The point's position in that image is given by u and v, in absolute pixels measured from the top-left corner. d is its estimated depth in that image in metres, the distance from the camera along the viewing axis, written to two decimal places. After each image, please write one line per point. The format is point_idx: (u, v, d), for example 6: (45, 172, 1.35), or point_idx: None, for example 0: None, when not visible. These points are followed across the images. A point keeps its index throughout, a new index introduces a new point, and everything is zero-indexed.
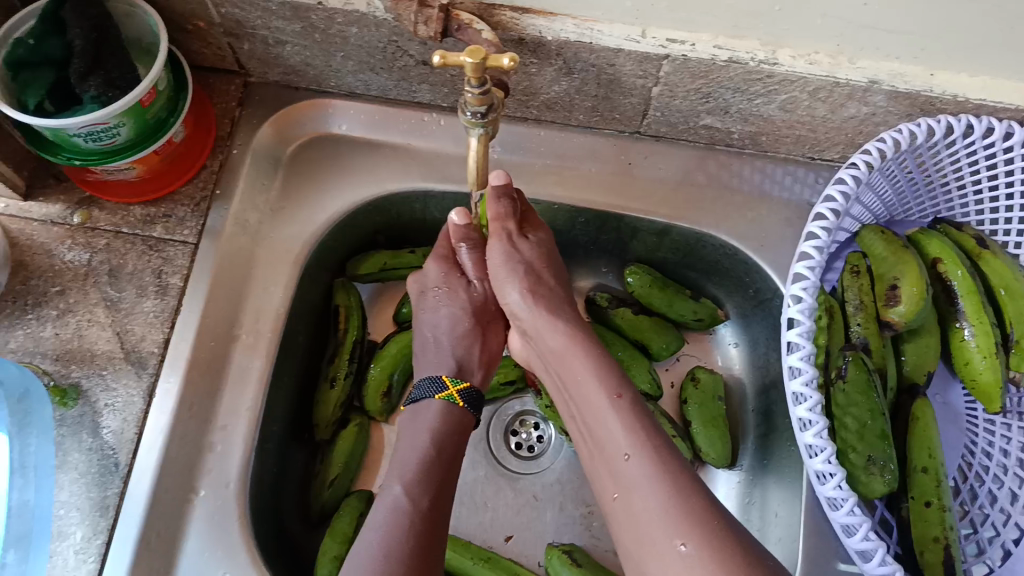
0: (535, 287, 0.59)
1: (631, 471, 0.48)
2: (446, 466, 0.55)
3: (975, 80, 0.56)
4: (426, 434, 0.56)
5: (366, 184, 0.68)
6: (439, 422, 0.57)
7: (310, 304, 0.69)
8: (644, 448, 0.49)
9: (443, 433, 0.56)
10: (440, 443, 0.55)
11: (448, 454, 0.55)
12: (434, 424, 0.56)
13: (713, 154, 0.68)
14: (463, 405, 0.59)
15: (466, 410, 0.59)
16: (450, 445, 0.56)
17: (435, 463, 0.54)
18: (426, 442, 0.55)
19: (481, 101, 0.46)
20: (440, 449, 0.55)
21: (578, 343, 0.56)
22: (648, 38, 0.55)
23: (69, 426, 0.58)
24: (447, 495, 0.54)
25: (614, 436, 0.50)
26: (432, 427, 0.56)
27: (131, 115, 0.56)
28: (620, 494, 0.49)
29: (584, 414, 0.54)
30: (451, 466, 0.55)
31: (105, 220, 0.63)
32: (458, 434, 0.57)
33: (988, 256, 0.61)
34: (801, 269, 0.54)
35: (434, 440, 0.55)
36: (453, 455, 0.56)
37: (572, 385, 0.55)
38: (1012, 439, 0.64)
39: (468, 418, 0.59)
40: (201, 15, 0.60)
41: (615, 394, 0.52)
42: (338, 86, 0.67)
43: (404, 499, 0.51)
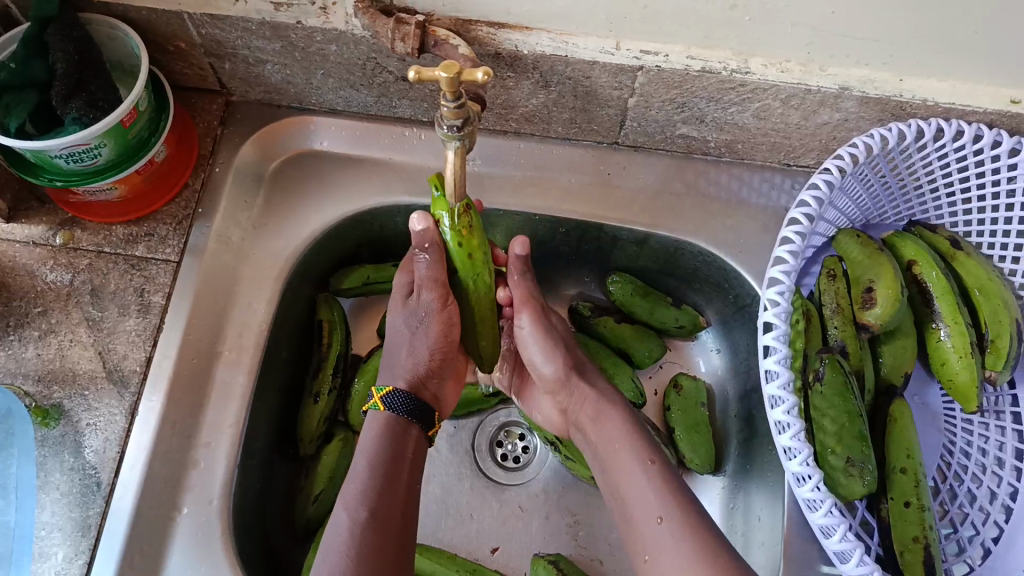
0: (563, 357, 0.63)
1: (662, 540, 0.50)
2: (395, 477, 0.54)
3: (945, 84, 0.58)
4: (362, 452, 0.55)
5: (347, 199, 0.68)
6: (376, 434, 0.56)
7: (293, 319, 0.69)
8: (675, 512, 0.51)
9: (382, 446, 0.55)
10: (376, 455, 0.54)
11: (391, 464, 0.54)
12: (370, 436, 0.56)
13: (690, 163, 0.69)
14: (386, 411, 0.57)
15: (393, 416, 0.57)
16: (388, 458, 0.54)
17: (375, 477, 0.53)
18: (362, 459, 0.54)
19: (457, 115, 0.47)
20: (379, 461, 0.54)
21: (613, 410, 0.60)
22: (622, 50, 0.56)
23: (50, 447, 0.58)
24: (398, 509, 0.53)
25: (646, 503, 0.52)
26: (368, 442, 0.55)
27: (112, 135, 0.56)
28: (650, 557, 0.50)
29: (615, 481, 0.57)
30: (398, 476, 0.54)
31: (87, 240, 0.64)
32: (395, 444, 0.55)
33: (963, 257, 0.63)
34: (776, 274, 0.55)
35: (370, 455, 0.54)
36: (400, 464, 0.55)
37: (605, 452, 0.58)
38: (990, 438, 0.64)
39: (402, 422, 0.57)
40: (181, 36, 0.61)
41: (648, 461, 0.55)
42: (320, 103, 0.68)
43: (343, 519, 0.51)
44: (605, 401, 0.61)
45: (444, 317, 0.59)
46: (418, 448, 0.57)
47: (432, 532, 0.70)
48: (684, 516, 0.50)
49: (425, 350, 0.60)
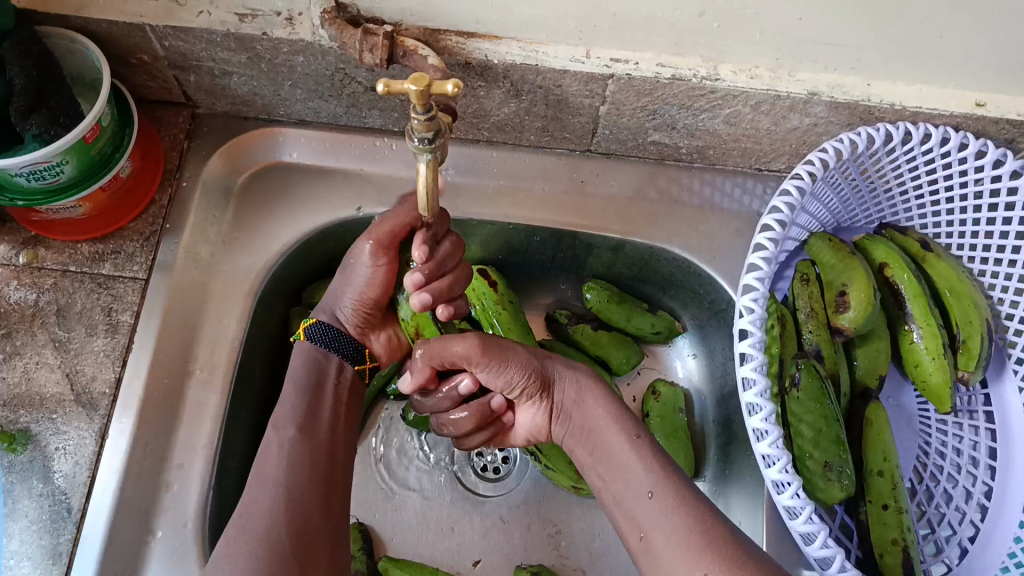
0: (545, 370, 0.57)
1: (650, 512, 0.48)
2: (319, 399, 0.57)
3: (911, 88, 0.58)
4: (287, 378, 0.58)
5: (318, 211, 0.67)
6: (300, 362, 0.59)
7: (266, 334, 0.68)
8: (665, 484, 0.49)
9: (311, 364, 0.59)
10: (304, 375, 0.58)
11: (315, 385, 0.58)
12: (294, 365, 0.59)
13: (663, 169, 0.69)
14: (309, 341, 0.59)
15: (315, 347, 0.59)
16: (315, 374, 0.58)
17: (298, 403, 0.56)
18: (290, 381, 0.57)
19: (427, 127, 0.46)
20: (304, 384, 0.57)
21: (597, 389, 0.57)
22: (592, 58, 0.56)
23: (19, 472, 0.57)
24: (323, 430, 0.56)
25: (635, 478, 0.51)
26: (296, 366, 0.59)
27: (75, 152, 0.55)
28: (645, 533, 0.48)
29: (602, 460, 0.54)
30: (319, 400, 0.57)
31: (52, 259, 0.62)
32: (320, 367, 0.59)
33: (932, 258, 0.63)
34: (751, 281, 0.55)
35: (295, 380, 0.57)
36: (325, 385, 0.58)
37: (589, 432, 0.55)
38: (963, 438, 0.65)
39: (323, 352, 0.59)
40: (144, 49, 0.59)
41: (634, 434, 0.53)
42: (288, 114, 0.67)
43: (273, 436, 0.54)
44: (585, 382, 0.57)
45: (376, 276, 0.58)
46: (346, 375, 0.61)
47: (413, 546, 0.69)
48: (669, 479, 0.50)
49: (350, 298, 0.60)
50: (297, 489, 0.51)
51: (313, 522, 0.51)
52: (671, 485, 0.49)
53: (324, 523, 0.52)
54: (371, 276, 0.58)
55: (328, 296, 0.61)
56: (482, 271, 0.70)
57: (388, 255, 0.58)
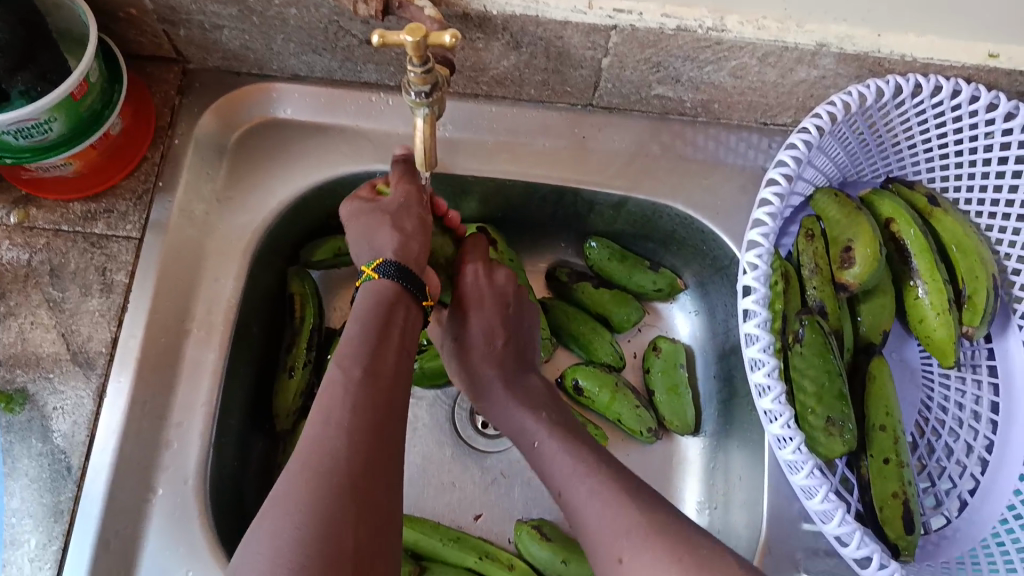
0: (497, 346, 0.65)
1: (569, 499, 0.53)
2: (386, 340, 0.52)
3: (922, 40, 0.57)
4: (354, 317, 0.53)
5: (315, 168, 0.66)
6: (365, 304, 0.53)
7: (263, 292, 0.67)
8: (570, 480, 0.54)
9: (377, 306, 0.53)
10: (368, 317, 0.52)
11: (383, 324, 0.52)
12: (360, 306, 0.53)
13: (667, 123, 0.68)
14: (380, 279, 0.54)
15: (383, 286, 0.54)
16: (381, 315, 0.53)
17: (366, 341, 0.51)
18: (354, 322, 0.52)
19: (425, 81, 0.45)
20: (370, 324, 0.52)
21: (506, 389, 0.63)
22: (595, 9, 0.54)
23: (18, 432, 0.56)
24: (388, 373, 0.51)
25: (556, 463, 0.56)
26: (364, 303, 0.53)
27: (63, 109, 0.54)
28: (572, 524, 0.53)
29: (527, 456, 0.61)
30: (389, 340, 0.52)
31: (43, 217, 0.61)
32: (384, 309, 0.53)
33: (940, 213, 0.62)
34: (755, 236, 0.54)
35: (363, 319, 0.52)
36: (392, 323, 0.53)
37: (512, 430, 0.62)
38: (966, 392, 0.65)
39: (395, 290, 0.54)
40: (132, 1, 0.57)
41: (535, 440, 0.59)
42: (281, 69, 0.65)
43: (338, 376, 0.49)
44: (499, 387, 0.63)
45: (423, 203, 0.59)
46: (413, 315, 0.55)
47: (414, 502, 0.69)
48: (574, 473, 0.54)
49: (411, 226, 0.57)
50: (363, 433, 0.46)
51: (374, 471, 0.45)
52: (578, 477, 0.53)
53: (382, 473, 0.46)
54: (418, 210, 0.58)
55: (380, 237, 0.56)
56: (482, 229, 0.70)
57: (421, 195, 0.59)
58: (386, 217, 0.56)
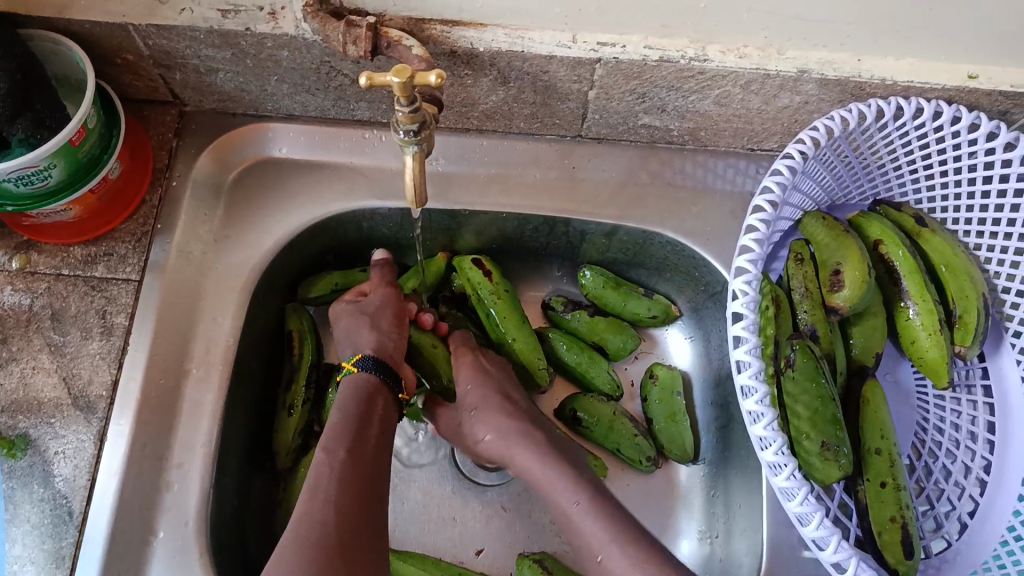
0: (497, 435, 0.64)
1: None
2: (365, 426, 0.57)
3: (903, 63, 0.58)
4: (336, 407, 0.58)
5: (310, 206, 0.67)
6: (345, 396, 0.59)
7: (262, 331, 0.68)
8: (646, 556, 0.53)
9: (357, 399, 0.59)
10: (349, 408, 0.58)
11: (361, 411, 0.58)
12: (342, 396, 0.59)
13: (655, 152, 0.69)
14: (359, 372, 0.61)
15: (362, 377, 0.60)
16: (359, 407, 0.58)
17: (348, 426, 0.56)
18: (338, 411, 0.58)
19: (412, 120, 0.46)
20: (350, 411, 0.58)
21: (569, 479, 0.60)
22: (579, 43, 0.56)
23: (19, 478, 0.57)
24: (370, 454, 0.56)
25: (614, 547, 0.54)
26: (344, 398, 0.59)
27: (61, 155, 0.55)
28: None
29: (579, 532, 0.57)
30: (368, 424, 0.58)
31: (44, 263, 0.62)
32: (361, 404, 0.59)
33: (928, 234, 0.63)
34: (743, 263, 0.55)
35: (345, 409, 0.58)
36: (371, 411, 0.59)
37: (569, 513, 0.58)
38: (962, 413, 0.65)
39: (371, 382, 0.60)
40: (128, 48, 0.59)
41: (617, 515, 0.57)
42: (275, 109, 0.66)
43: (323, 456, 0.54)
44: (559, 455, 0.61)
45: (399, 306, 0.67)
46: (389, 407, 0.61)
47: (414, 537, 0.69)
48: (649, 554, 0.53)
49: (382, 327, 0.64)
50: (346, 507, 0.51)
51: (358, 541, 0.50)
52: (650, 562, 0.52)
53: (366, 542, 0.51)
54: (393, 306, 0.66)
55: (354, 338, 0.64)
56: (475, 261, 0.70)
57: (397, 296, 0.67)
58: (360, 318, 0.65)
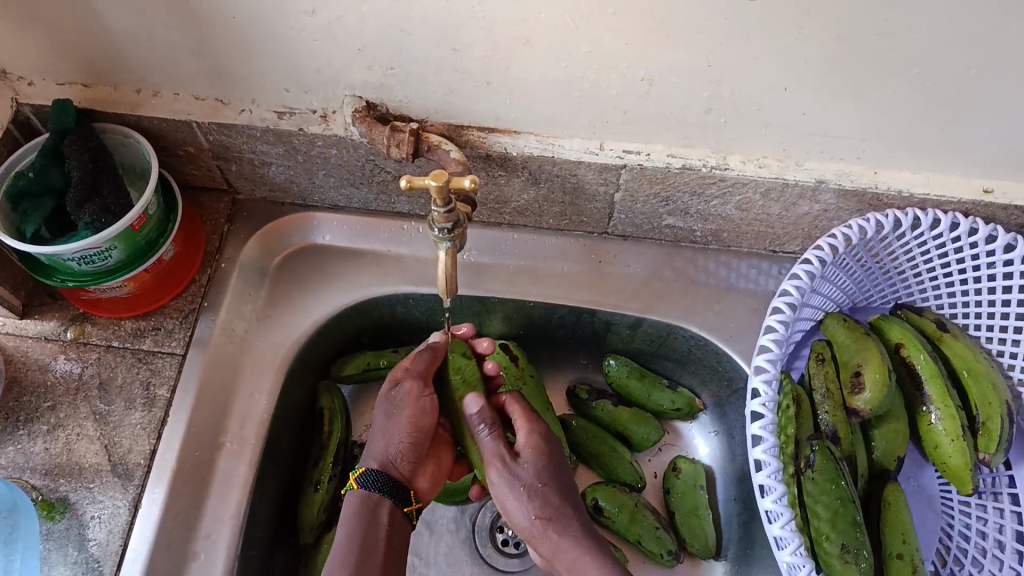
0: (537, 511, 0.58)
1: None
2: (370, 546, 0.58)
3: (918, 176, 0.60)
4: (340, 526, 0.59)
5: (347, 290, 0.70)
6: (351, 514, 0.59)
7: (295, 407, 0.71)
8: None
9: (365, 513, 0.59)
10: (352, 527, 0.58)
11: (366, 527, 0.58)
12: (346, 514, 0.59)
13: (679, 251, 0.71)
14: (360, 488, 0.60)
15: (366, 493, 0.60)
16: (364, 522, 0.59)
17: (348, 547, 0.57)
18: (340, 531, 0.58)
19: (446, 219, 0.50)
20: (354, 531, 0.58)
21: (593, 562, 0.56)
22: (606, 150, 0.59)
23: (55, 540, 0.59)
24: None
25: None
26: (346, 515, 0.59)
27: (122, 238, 0.59)
28: None
29: None
30: (373, 544, 0.58)
31: (97, 334, 0.66)
32: (368, 523, 0.59)
33: (949, 338, 0.64)
34: (763, 361, 0.57)
35: (346, 530, 0.58)
36: (376, 525, 0.59)
37: None
38: (988, 520, 0.64)
39: (373, 498, 0.60)
40: (189, 141, 0.64)
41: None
42: (322, 199, 0.71)
43: None
44: (583, 552, 0.57)
45: (420, 404, 0.61)
46: (397, 518, 0.61)
47: None
48: None
49: (399, 434, 0.61)
50: None
51: None
52: None
53: None
54: (418, 405, 0.61)
55: (374, 442, 0.62)
56: (503, 345, 0.72)
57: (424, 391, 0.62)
58: (382, 420, 0.62)
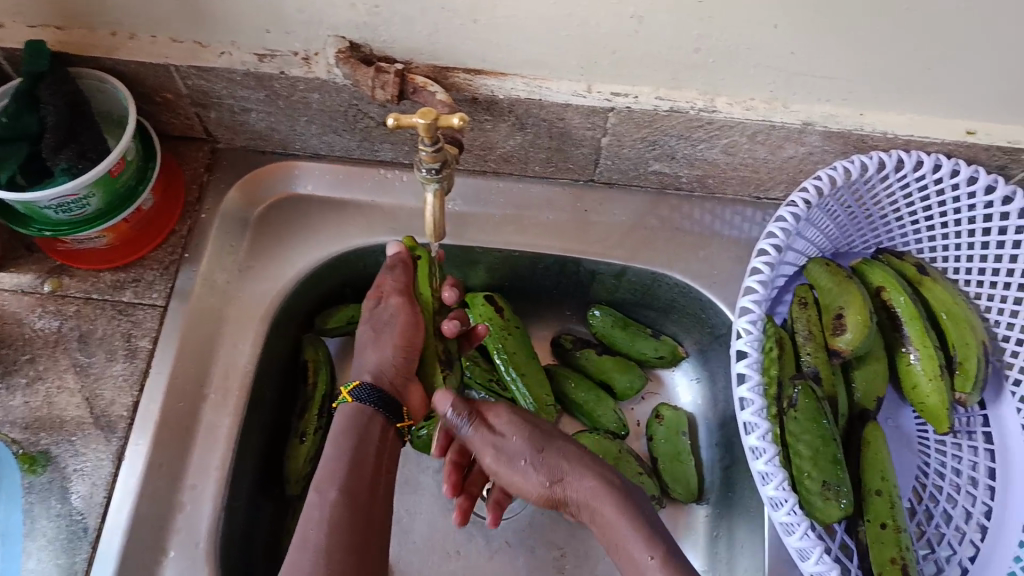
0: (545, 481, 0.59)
1: None
2: (361, 457, 0.56)
3: (902, 118, 0.60)
4: (329, 442, 0.57)
5: (332, 240, 0.69)
6: (347, 425, 0.58)
7: (279, 361, 0.70)
8: None
9: (358, 425, 0.58)
10: (341, 440, 0.57)
11: (357, 441, 0.57)
12: (340, 426, 0.58)
13: (665, 198, 0.71)
14: (358, 401, 0.59)
15: (364, 405, 0.59)
16: (353, 439, 0.57)
17: (338, 461, 0.55)
18: (331, 444, 0.57)
19: (435, 158, 0.49)
20: (344, 442, 0.57)
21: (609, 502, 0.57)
22: (593, 93, 0.59)
23: (38, 493, 0.58)
24: (365, 490, 0.55)
25: None
26: (339, 427, 0.58)
27: (101, 185, 0.58)
28: None
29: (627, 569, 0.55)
30: (364, 459, 0.56)
31: (74, 287, 0.65)
32: (357, 436, 0.57)
33: (928, 282, 0.65)
34: (747, 303, 0.57)
35: (336, 443, 0.57)
36: (367, 441, 0.57)
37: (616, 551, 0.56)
38: (963, 458, 0.66)
39: (369, 411, 0.58)
40: (167, 87, 0.63)
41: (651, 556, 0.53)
42: (303, 148, 0.70)
43: (315, 498, 0.54)
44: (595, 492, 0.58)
45: (408, 319, 0.62)
46: (389, 433, 0.59)
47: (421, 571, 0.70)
48: None
49: (389, 346, 0.61)
50: (339, 554, 0.51)
51: None
52: None
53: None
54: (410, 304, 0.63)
55: (365, 357, 0.62)
56: (488, 297, 0.72)
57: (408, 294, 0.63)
58: (369, 334, 0.62)
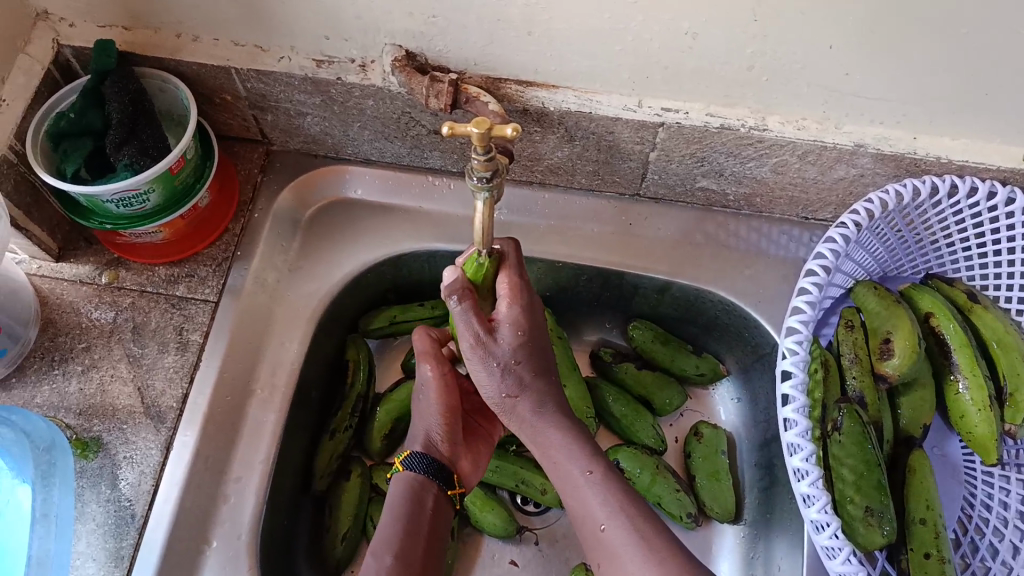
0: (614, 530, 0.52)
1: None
2: (416, 529, 0.56)
3: (958, 143, 0.59)
4: (385, 512, 0.56)
5: (378, 244, 0.71)
6: (400, 499, 0.57)
7: (323, 360, 0.71)
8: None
9: (412, 498, 0.57)
10: (397, 511, 0.56)
11: (411, 514, 0.56)
12: (393, 499, 0.57)
13: (710, 215, 0.71)
14: (406, 471, 0.58)
15: (414, 475, 0.57)
16: (407, 512, 0.56)
17: (393, 532, 0.55)
18: (387, 515, 0.56)
19: (486, 167, 0.47)
20: (400, 515, 0.56)
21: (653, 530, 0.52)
22: (644, 107, 0.59)
23: (89, 478, 0.60)
24: (418, 558, 0.55)
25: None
26: (394, 501, 0.57)
27: (160, 181, 0.60)
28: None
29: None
30: (417, 531, 0.56)
31: (131, 280, 0.67)
32: (413, 508, 0.56)
33: (980, 309, 0.63)
34: (794, 323, 0.57)
35: (393, 514, 0.56)
36: (421, 513, 0.56)
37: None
38: (1010, 492, 0.64)
39: (420, 479, 0.57)
40: (228, 90, 0.64)
41: None
42: (355, 153, 0.71)
43: (369, 563, 0.54)
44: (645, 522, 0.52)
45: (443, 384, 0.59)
46: (442, 501, 0.58)
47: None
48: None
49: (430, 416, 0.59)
50: None
51: None
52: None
53: None
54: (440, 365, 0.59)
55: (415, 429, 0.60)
56: None
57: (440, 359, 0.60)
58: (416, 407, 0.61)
